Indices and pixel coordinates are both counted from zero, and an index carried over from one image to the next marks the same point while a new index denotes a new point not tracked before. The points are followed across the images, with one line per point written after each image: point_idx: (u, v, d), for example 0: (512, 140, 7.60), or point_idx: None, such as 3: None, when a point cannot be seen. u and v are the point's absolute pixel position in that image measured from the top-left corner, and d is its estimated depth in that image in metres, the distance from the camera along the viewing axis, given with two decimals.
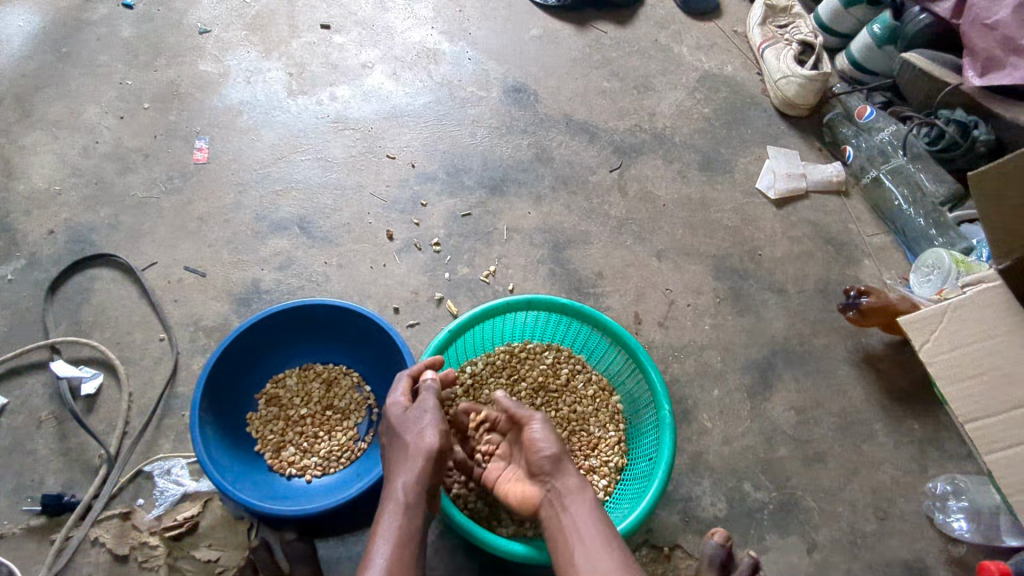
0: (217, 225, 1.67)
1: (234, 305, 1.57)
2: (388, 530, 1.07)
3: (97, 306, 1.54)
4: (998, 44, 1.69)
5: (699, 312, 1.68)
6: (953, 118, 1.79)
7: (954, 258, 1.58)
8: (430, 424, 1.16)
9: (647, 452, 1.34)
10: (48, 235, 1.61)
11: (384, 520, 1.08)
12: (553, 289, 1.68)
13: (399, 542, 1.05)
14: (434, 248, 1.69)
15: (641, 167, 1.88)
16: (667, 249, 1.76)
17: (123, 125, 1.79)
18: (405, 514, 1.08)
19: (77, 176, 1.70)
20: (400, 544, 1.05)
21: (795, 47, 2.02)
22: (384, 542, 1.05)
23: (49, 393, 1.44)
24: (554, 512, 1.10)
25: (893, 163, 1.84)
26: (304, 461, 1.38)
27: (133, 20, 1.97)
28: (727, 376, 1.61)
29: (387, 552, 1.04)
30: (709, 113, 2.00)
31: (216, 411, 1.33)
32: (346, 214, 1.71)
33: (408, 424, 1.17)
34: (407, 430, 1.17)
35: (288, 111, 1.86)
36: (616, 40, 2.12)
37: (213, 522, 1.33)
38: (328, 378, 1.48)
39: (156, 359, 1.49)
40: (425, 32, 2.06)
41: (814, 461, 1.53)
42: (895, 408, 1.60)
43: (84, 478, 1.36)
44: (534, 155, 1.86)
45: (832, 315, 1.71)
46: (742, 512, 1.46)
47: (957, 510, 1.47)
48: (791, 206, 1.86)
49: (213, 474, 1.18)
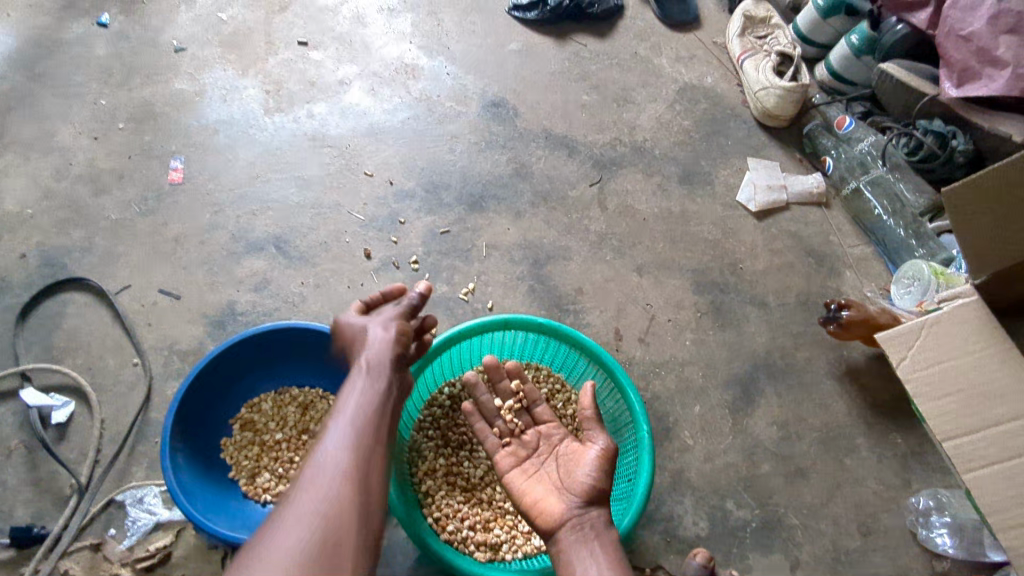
0: (192, 246, 1.65)
1: (209, 328, 1.55)
2: (354, 396, 1.05)
3: (69, 332, 1.52)
4: (973, 55, 1.69)
5: (680, 327, 1.67)
6: (932, 128, 1.77)
7: (933, 269, 1.57)
8: (382, 318, 1.20)
9: (627, 473, 1.32)
10: (20, 259, 1.59)
11: (349, 387, 1.06)
12: (533, 306, 1.66)
13: (363, 404, 1.03)
14: (412, 266, 1.68)
15: (621, 182, 1.87)
16: (647, 264, 1.75)
17: (97, 146, 1.77)
18: (371, 380, 1.08)
19: (50, 199, 1.68)
20: (364, 403, 1.03)
21: (774, 58, 2.01)
22: (347, 402, 1.04)
23: (19, 421, 1.41)
24: (576, 539, 1.00)
25: (872, 174, 1.84)
26: (279, 487, 1.37)
27: (108, 38, 1.96)
28: (709, 392, 1.59)
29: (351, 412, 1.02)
30: (689, 125, 2.00)
31: (189, 438, 1.31)
32: (323, 233, 1.70)
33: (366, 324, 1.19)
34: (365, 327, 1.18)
35: (265, 129, 1.85)
36: (596, 53, 2.12)
37: (186, 552, 1.31)
38: (304, 402, 1.46)
39: (129, 385, 1.47)
40: (403, 47, 2.05)
41: (796, 477, 1.52)
42: (878, 422, 1.59)
43: (54, 509, 1.34)
44: (514, 171, 1.85)
45: (813, 328, 1.70)
46: (724, 531, 1.44)
47: (939, 526, 1.46)
48: (772, 218, 1.86)
49: (182, 504, 1.16)
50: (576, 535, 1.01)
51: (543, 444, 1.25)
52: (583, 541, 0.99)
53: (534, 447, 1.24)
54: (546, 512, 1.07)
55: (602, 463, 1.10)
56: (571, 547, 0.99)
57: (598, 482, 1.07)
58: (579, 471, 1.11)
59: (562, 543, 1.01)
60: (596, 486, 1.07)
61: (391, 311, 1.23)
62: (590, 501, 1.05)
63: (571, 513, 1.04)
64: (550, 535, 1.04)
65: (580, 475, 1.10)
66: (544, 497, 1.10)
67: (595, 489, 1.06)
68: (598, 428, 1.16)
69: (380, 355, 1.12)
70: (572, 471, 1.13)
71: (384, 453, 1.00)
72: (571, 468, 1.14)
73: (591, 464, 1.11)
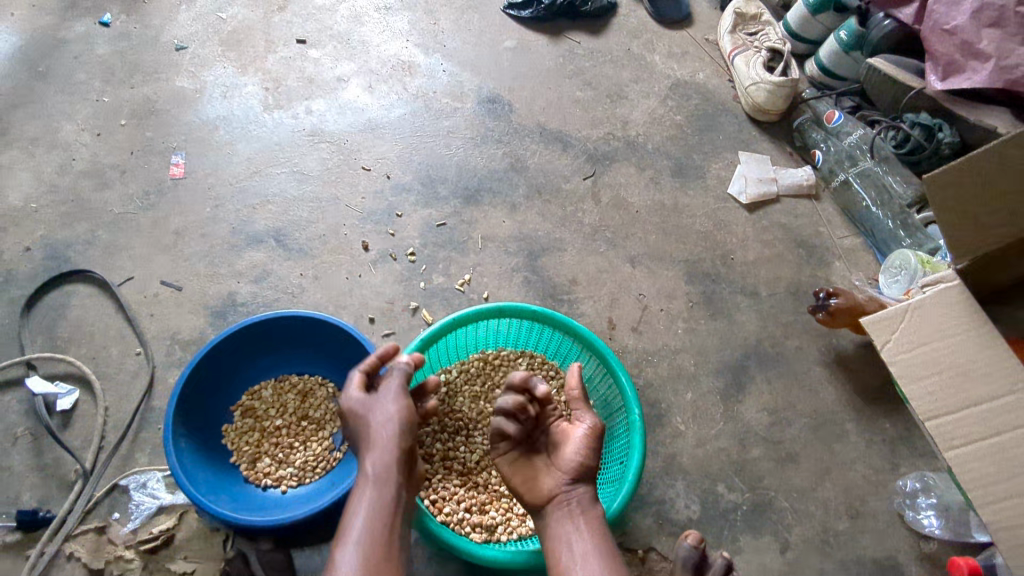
0: (193, 239, 1.68)
1: (210, 318, 1.59)
2: (365, 507, 1.09)
3: (73, 322, 1.55)
4: (957, 49, 1.72)
5: (672, 316, 1.70)
6: (919, 121, 1.82)
7: (920, 258, 1.61)
8: (390, 400, 1.19)
9: (619, 456, 1.35)
10: (25, 252, 1.63)
11: (359, 499, 1.11)
12: (527, 296, 1.70)
13: (374, 518, 1.08)
14: (409, 258, 1.71)
15: (615, 175, 1.91)
16: (640, 255, 1.78)
17: (99, 142, 1.80)
18: (381, 488, 1.11)
19: (53, 193, 1.71)
20: (378, 515, 1.08)
21: (764, 54, 2.05)
22: (358, 518, 1.08)
23: (25, 409, 1.44)
24: (563, 517, 1.09)
25: (860, 166, 1.87)
26: (280, 472, 1.40)
27: (110, 37, 1.99)
28: (700, 380, 1.63)
29: (363, 531, 1.07)
30: (681, 120, 2.03)
31: (191, 424, 1.34)
32: (321, 226, 1.73)
33: (371, 406, 1.19)
34: (369, 411, 1.18)
35: (264, 125, 1.88)
36: (590, 50, 2.16)
37: (189, 534, 1.33)
38: (303, 390, 1.49)
39: (132, 373, 1.50)
40: (400, 45, 2.09)
41: (787, 461, 1.55)
42: (867, 407, 1.62)
43: (60, 494, 1.37)
44: (509, 165, 1.89)
45: (803, 317, 1.74)
46: (715, 514, 1.47)
47: (926, 507, 1.49)
48: (763, 210, 1.89)
49: (186, 485, 1.19)
50: (563, 510, 1.10)
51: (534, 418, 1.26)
52: (569, 517, 1.09)
53: (524, 421, 1.27)
54: (535, 487, 1.14)
55: (590, 442, 1.15)
56: (559, 520, 1.09)
57: (585, 460, 1.13)
58: (567, 448, 1.16)
59: (550, 517, 1.10)
60: (582, 464, 1.13)
61: (393, 384, 1.21)
62: (576, 478, 1.12)
63: (559, 489, 1.12)
64: (540, 509, 1.13)
65: (568, 451, 1.15)
66: (535, 475, 1.17)
67: (583, 466, 1.12)
68: (585, 407, 1.20)
69: (389, 452, 1.14)
70: (559, 449, 1.18)
71: (401, 572, 1.07)
72: (558, 446, 1.19)
73: (578, 442, 1.16)
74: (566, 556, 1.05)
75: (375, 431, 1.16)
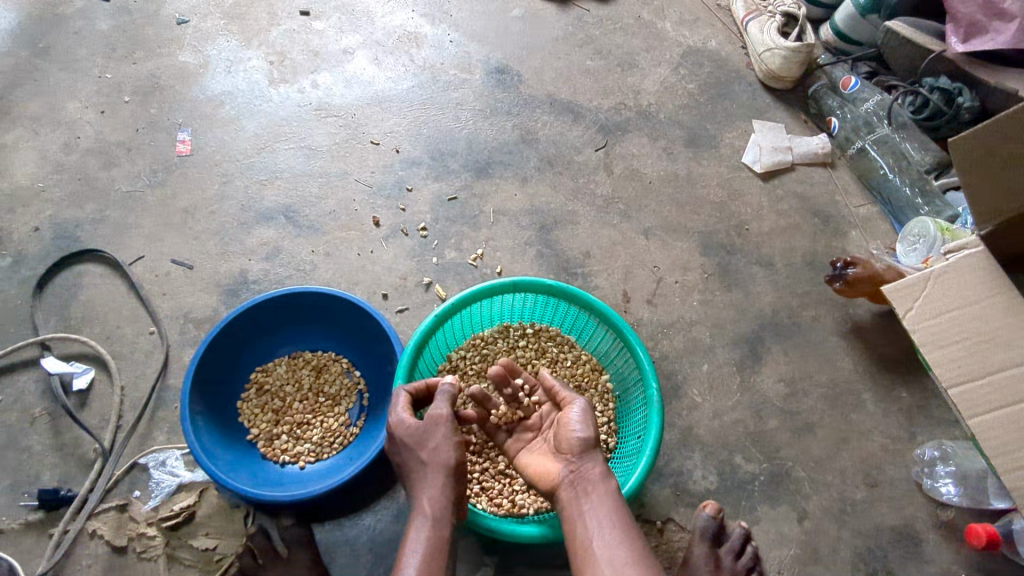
0: (203, 217, 1.66)
1: (222, 296, 1.58)
2: (417, 544, 1.05)
3: (85, 303, 1.54)
4: (980, 9, 1.70)
5: (687, 288, 1.69)
6: (938, 86, 1.78)
7: (939, 225, 1.57)
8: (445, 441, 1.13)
9: (637, 431, 1.34)
10: (34, 232, 1.62)
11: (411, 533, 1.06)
12: (541, 271, 1.68)
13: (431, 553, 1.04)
14: (421, 232, 1.69)
15: (627, 146, 1.87)
16: (654, 227, 1.76)
17: (104, 119, 1.78)
18: (435, 527, 1.07)
19: (60, 172, 1.69)
20: (430, 556, 1.03)
21: (779, 20, 1.99)
22: (413, 556, 1.03)
23: (41, 390, 1.45)
24: (575, 497, 1.10)
25: (878, 133, 1.84)
26: (297, 448, 1.40)
27: (110, 12, 1.95)
28: (716, 351, 1.62)
29: (417, 567, 1.01)
30: (694, 88, 1.99)
31: (208, 401, 1.34)
32: (331, 202, 1.71)
33: (426, 439, 1.12)
34: (422, 445, 1.12)
35: (270, 100, 1.85)
36: (599, 18, 2.11)
37: (210, 511, 1.34)
38: (317, 365, 1.49)
39: (146, 352, 1.50)
40: (405, 15, 2.05)
41: (804, 431, 1.54)
42: (884, 377, 1.61)
43: (80, 472, 1.37)
44: (519, 137, 1.86)
45: (820, 287, 1.71)
46: (733, 485, 1.47)
47: (944, 475, 1.49)
48: (778, 179, 1.86)
49: (205, 462, 1.19)
50: (575, 491, 1.11)
51: (541, 407, 1.30)
52: (582, 496, 1.10)
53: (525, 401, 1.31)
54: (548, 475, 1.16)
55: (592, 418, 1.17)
56: (583, 514, 1.08)
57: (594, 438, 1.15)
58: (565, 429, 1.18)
59: (564, 500, 1.11)
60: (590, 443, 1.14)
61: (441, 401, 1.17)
62: (585, 457, 1.14)
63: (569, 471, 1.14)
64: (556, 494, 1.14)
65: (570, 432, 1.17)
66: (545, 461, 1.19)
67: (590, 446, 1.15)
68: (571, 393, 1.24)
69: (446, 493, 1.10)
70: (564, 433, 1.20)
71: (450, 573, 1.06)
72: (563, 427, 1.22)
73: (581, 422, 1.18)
74: (580, 530, 1.07)
75: (433, 470, 1.11)
